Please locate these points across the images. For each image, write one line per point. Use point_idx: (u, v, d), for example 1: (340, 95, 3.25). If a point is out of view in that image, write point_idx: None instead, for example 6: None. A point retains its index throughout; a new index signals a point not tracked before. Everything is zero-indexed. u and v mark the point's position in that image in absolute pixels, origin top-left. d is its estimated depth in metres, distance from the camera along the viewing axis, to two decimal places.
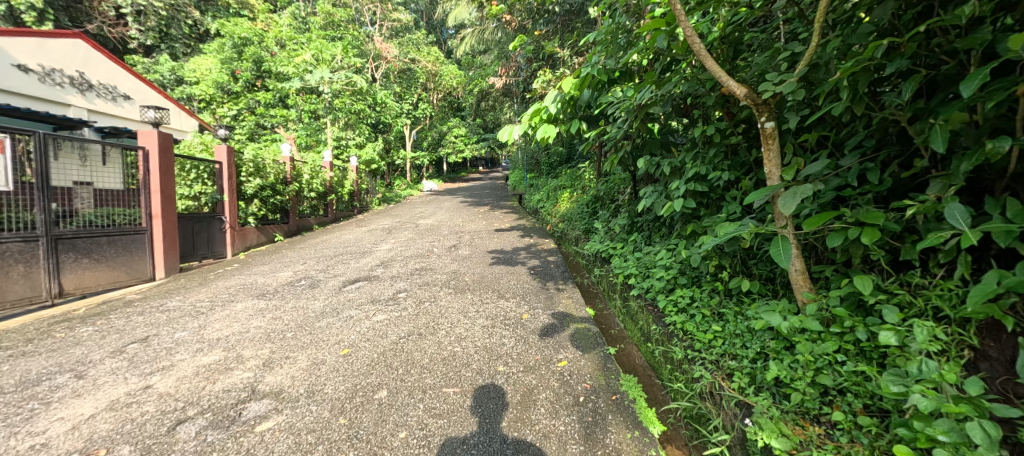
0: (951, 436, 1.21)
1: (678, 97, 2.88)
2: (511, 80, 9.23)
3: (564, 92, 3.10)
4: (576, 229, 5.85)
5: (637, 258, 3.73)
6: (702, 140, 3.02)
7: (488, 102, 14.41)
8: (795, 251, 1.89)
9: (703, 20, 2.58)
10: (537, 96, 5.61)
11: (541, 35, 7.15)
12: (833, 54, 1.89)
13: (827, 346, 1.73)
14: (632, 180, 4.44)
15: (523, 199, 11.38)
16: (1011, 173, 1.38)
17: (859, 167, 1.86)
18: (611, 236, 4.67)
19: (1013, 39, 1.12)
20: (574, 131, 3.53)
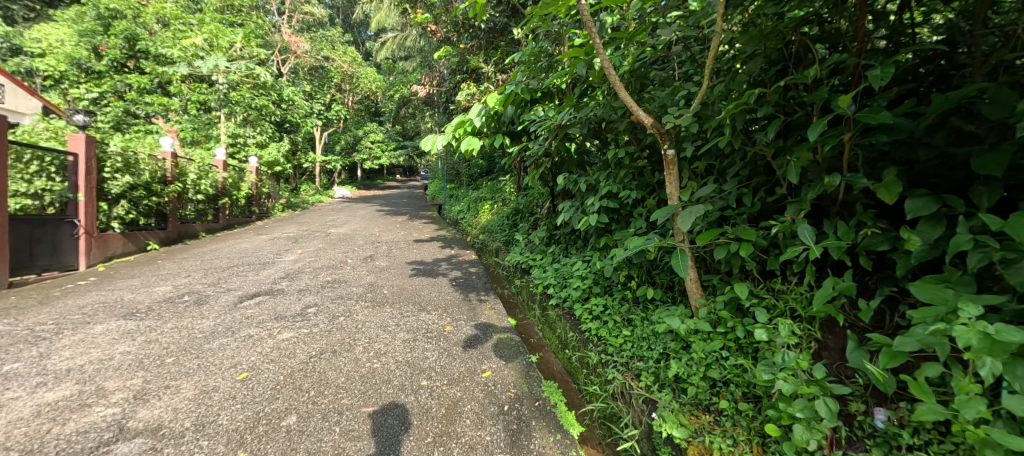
0: (805, 412, 1.46)
1: (594, 121, 3.15)
2: (434, 89, 9.24)
3: (488, 106, 3.23)
4: (497, 241, 5.99)
5: (556, 269, 3.93)
6: (615, 161, 3.32)
7: (409, 109, 14.18)
8: (689, 262, 2.17)
9: (616, 53, 2.87)
10: (460, 106, 5.69)
11: (464, 48, 7.28)
12: (719, 96, 2.25)
13: (715, 344, 2.01)
14: (551, 195, 4.69)
15: (443, 209, 11.33)
16: (841, 201, 1.76)
17: (738, 192, 2.20)
18: (531, 247, 4.85)
19: (841, 98, 1.44)
20: (497, 146, 3.65)
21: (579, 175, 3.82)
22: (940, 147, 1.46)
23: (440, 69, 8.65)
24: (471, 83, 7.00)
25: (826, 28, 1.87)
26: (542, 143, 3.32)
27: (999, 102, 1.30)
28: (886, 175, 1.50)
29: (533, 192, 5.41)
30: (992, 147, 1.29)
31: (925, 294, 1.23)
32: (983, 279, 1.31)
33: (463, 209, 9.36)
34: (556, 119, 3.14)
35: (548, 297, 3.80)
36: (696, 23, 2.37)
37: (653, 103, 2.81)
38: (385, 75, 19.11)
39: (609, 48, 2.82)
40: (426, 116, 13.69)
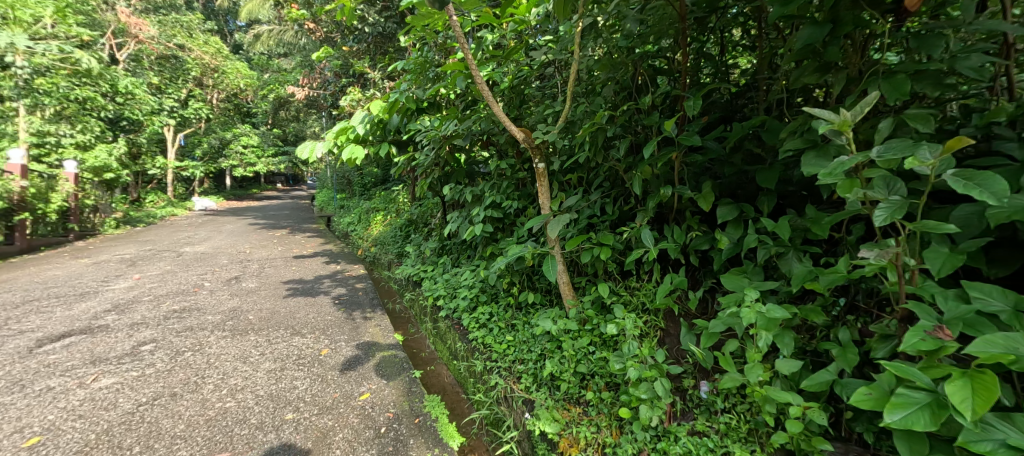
0: (648, 393, 1.64)
1: (477, 133, 3.21)
2: (316, 91, 8.58)
3: (372, 114, 3.12)
4: (389, 253, 5.68)
5: (446, 280, 3.86)
6: (498, 172, 3.42)
7: (290, 110, 12.91)
8: (560, 267, 2.35)
9: (497, 69, 2.98)
10: (344, 112, 5.37)
11: (349, 50, 6.88)
12: (582, 115, 2.47)
13: (583, 340, 2.18)
14: (442, 205, 4.66)
15: (330, 222, 10.47)
16: (675, 208, 2.06)
17: (601, 201, 2.44)
18: (423, 259, 4.69)
19: (667, 123, 1.70)
20: (382, 155, 3.52)
21: (467, 186, 3.83)
22: (738, 165, 1.81)
23: (323, 71, 8.06)
24: (358, 88, 6.66)
25: (661, 62, 2.18)
26: (428, 154, 3.30)
27: (772, 131, 1.66)
28: (704, 186, 1.81)
29: (426, 203, 5.28)
30: (770, 165, 1.64)
31: (730, 283, 1.51)
32: (768, 269, 1.65)
33: (352, 220, 8.74)
34: (440, 131, 3.15)
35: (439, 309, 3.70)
36: (564, 48, 2.58)
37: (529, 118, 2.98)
38: (256, 72, 17.09)
39: (491, 63, 2.92)
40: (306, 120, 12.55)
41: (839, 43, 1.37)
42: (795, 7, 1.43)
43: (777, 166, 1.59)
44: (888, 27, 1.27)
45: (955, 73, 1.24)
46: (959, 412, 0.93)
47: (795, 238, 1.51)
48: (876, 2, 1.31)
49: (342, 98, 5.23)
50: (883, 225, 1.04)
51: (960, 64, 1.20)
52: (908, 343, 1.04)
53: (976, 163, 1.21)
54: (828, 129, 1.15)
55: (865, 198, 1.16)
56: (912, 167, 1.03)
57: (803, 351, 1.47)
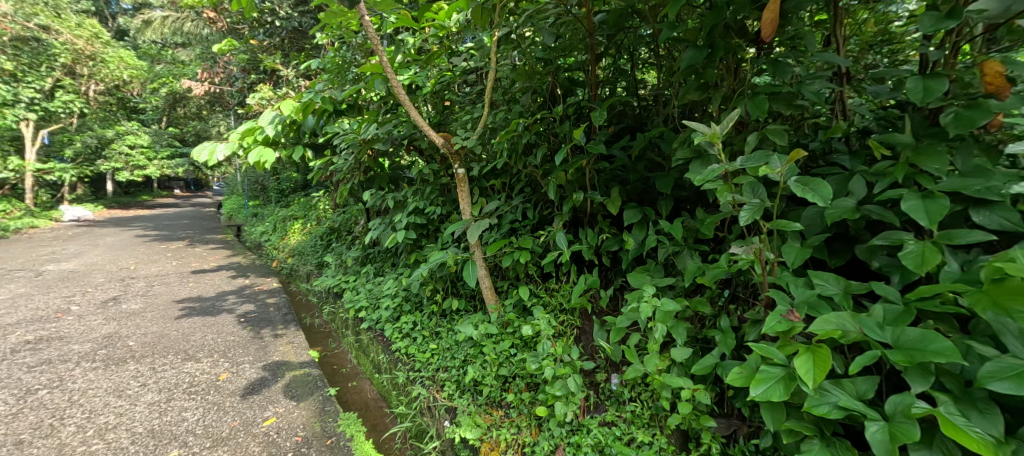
0: (563, 389, 1.71)
1: (398, 137, 3.11)
2: (220, 88, 7.76)
3: (285, 114, 2.81)
4: (308, 264, 5.09)
5: (369, 290, 3.47)
6: (422, 178, 3.31)
7: (192, 107, 11.55)
8: (481, 271, 2.36)
9: (419, 74, 2.92)
10: (252, 111, 4.90)
11: (258, 44, 6.33)
12: (501, 122, 2.49)
13: (504, 343, 2.20)
14: (365, 212, 4.41)
15: (238, 231, 9.46)
16: (588, 212, 2.17)
17: (522, 206, 2.49)
18: (344, 269, 4.22)
19: (575, 132, 1.79)
20: (297, 159, 3.21)
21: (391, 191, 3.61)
22: (641, 172, 1.95)
23: (228, 65, 7.33)
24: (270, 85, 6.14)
25: (573, 74, 2.29)
26: (346, 158, 3.13)
27: (668, 141, 1.82)
28: (612, 191, 1.93)
29: (349, 209, 4.97)
30: (666, 172, 1.80)
31: (634, 280, 1.65)
32: (667, 267, 1.80)
33: (262, 228, 7.90)
34: (359, 135, 3.01)
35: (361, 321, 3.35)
36: (484, 55, 2.60)
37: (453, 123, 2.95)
38: (144, 63, 15.02)
39: (412, 67, 2.85)
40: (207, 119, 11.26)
41: (716, 65, 1.54)
42: (681, 31, 1.59)
43: (672, 173, 1.75)
44: (752, 54, 1.46)
45: (804, 96, 1.47)
46: (804, 382, 1.13)
47: (687, 237, 1.67)
48: (744, 31, 1.51)
49: (249, 95, 4.78)
50: (745, 224, 1.21)
51: (807, 88, 1.42)
52: (768, 326, 1.22)
53: (819, 171, 1.45)
54: (703, 140, 1.30)
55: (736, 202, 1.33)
56: (767, 174, 1.21)
57: (695, 339, 1.63)
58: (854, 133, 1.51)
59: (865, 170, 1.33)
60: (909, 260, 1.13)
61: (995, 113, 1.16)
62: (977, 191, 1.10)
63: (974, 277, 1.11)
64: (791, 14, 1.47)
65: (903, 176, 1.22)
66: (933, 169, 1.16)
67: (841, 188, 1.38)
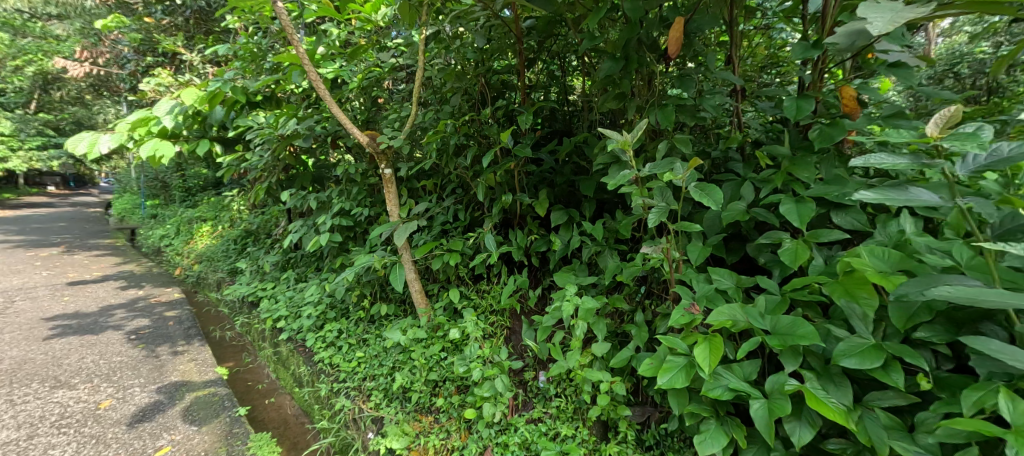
0: (490, 391, 1.73)
1: (321, 133, 2.92)
2: (107, 70, 6.78)
3: (187, 104, 2.56)
4: (217, 271, 4.57)
5: (290, 297, 3.21)
6: (347, 178, 3.10)
7: (71, 91, 9.97)
8: (411, 275, 2.30)
9: (344, 68, 2.77)
10: (148, 98, 4.33)
11: (154, 23, 5.61)
12: (430, 121, 2.44)
13: (434, 348, 2.14)
14: (286, 213, 4.08)
15: (132, 235, 8.31)
16: (518, 214, 2.20)
17: (454, 208, 2.45)
18: (261, 276, 3.86)
19: (502, 135, 1.80)
20: (202, 154, 2.89)
21: (315, 191, 3.36)
22: (567, 175, 2.02)
23: (117, 44, 6.41)
24: (171, 71, 5.47)
25: (503, 77, 2.30)
26: (261, 155, 2.88)
27: (591, 146, 1.91)
28: (539, 194, 1.97)
29: (268, 211, 4.57)
30: (590, 175, 1.88)
31: (560, 279, 1.74)
32: (591, 267, 1.89)
33: (162, 231, 6.99)
34: (275, 130, 2.78)
35: (280, 332, 3.07)
36: (414, 53, 2.54)
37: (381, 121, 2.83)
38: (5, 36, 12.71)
39: (335, 60, 2.70)
40: (90, 105, 9.75)
41: (632, 76, 1.64)
42: (601, 42, 1.68)
43: (594, 177, 1.84)
44: (663, 68, 1.58)
45: (706, 109, 1.63)
46: (701, 368, 1.26)
47: (608, 238, 1.78)
48: (656, 46, 1.63)
49: (144, 80, 4.22)
50: (652, 225, 1.32)
51: (708, 102, 1.58)
52: (673, 319, 1.35)
53: (718, 177, 1.62)
54: (616, 146, 1.39)
55: (647, 205, 1.44)
56: (671, 179, 1.33)
57: (615, 334, 1.73)
58: (748, 143, 1.69)
59: (754, 177, 1.51)
60: (785, 257, 1.30)
61: (850, 131, 1.38)
62: (836, 197, 1.30)
63: (834, 270, 1.30)
64: (696, 33, 1.60)
65: (782, 183, 1.41)
66: (805, 178, 1.35)
67: (735, 193, 1.55)
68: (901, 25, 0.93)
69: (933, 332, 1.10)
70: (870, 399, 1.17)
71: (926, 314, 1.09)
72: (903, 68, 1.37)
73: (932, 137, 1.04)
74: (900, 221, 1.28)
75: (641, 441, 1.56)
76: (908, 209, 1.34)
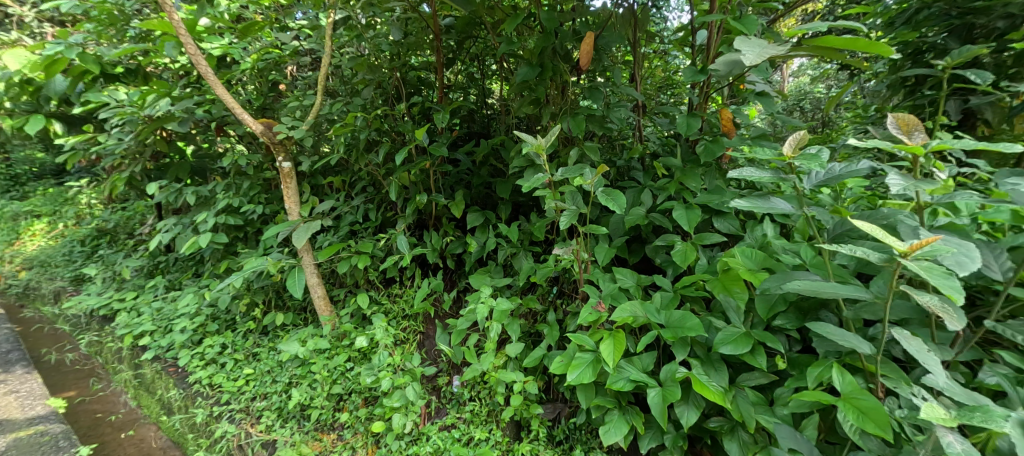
0: (400, 400, 1.66)
1: (203, 118, 2.54)
2: None
3: (15, 71, 2.09)
4: (52, 280, 3.68)
5: (159, 308, 2.73)
6: (236, 171, 2.73)
7: None
8: (313, 280, 2.11)
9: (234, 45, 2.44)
10: None
11: None
12: (338, 114, 2.27)
13: (339, 358, 1.95)
14: (156, 209, 3.47)
15: None
16: (434, 215, 2.13)
17: (364, 207, 2.29)
18: (118, 284, 3.20)
19: (417, 132, 1.74)
20: (34, 134, 2.35)
21: (195, 185, 2.91)
22: (484, 178, 2.02)
23: None
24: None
25: (420, 74, 2.23)
26: (121, 138, 2.43)
27: (508, 149, 1.93)
28: (455, 194, 1.94)
29: (131, 206, 3.86)
30: (506, 178, 1.90)
31: (476, 281, 1.75)
32: (507, 268, 1.91)
33: None
34: (141, 110, 2.38)
35: (144, 350, 2.56)
36: (320, 38, 2.34)
37: (279, 109, 2.55)
38: None
39: (223, 35, 2.37)
40: None
41: (546, 84, 1.70)
42: (518, 47, 1.72)
43: (511, 179, 1.87)
44: (575, 78, 1.67)
45: (612, 121, 1.76)
46: (606, 362, 1.36)
47: (523, 240, 1.82)
48: (569, 57, 1.71)
49: None
50: (564, 226, 1.37)
51: (614, 114, 1.70)
52: (582, 317, 1.43)
53: (622, 184, 1.75)
54: (531, 149, 1.43)
55: (560, 208, 1.50)
56: (581, 184, 1.41)
57: (529, 334, 1.77)
58: (647, 155, 1.86)
59: (652, 185, 1.68)
60: (677, 257, 1.46)
61: (727, 148, 1.59)
62: (717, 204, 1.49)
63: (714, 269, 1.49)
64: (605, 48, 1.72)
65: (674, 191, 1.59)
66: (693, 187, 1.53)
67: (636, 199, 1.69)
68: (767, 60, 1.14)
69: (787, 320, 1.30)
70: (741, 380, 1.35)
71: (782, 304, 1.30)
72: (767, 97, 1.62)
73: (787, 156, 1.24)
74: (764, 226, 1.50)
75: (552, 437, 1.61)
76: (769, 216, 1.58)
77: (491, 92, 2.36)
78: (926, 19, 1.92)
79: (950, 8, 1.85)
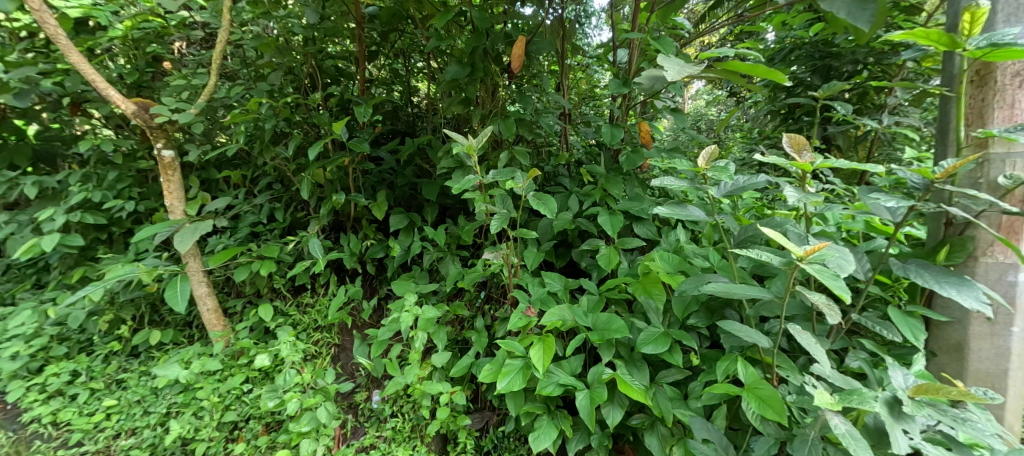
0: (310, 423, 1.49)
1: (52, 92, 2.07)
2: None
3: None
4: None
5: None
6: (98, 159, 2.26)
7: None
8: (201, 289, 1.82)
9: (99, 7, 2.03)
10: None
11: None
12: (237, 99, 1.99)
13: (233, 380, 1.67)
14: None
15: None
16: (352, 216, 1.96)
17: (268, 206, 2.04)
18: None
19: (334, 125, 1.59)
20: None
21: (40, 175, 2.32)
22: (409, 178, 1.92)
23: None
24: None
25: (338, 64, 2.07)
26: None
27: (435, 150, 1.85)
28: (377, 194, 1.81)
29: None
30: (432, 180, 1.83)
31: (399, 288, 1.64)
32: (432, 273, 1.83)
33: None
34: None
35: None
36: (217, 11, 2.05)
37: (160, 88, 2.15)
38: None
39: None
40: None
41: (476, 84, 1.67)
42: (447, 44, 1.66)
43: (438, 181, 1.79)
44: (506, 81, 1.66)
45: (541, 126, 1.78)
46: (536, 368, 1.35)
47: (451, 244, 1.76)
48: (499, 60, 1.70)
49: None
50: (495, 230, 1.34)
51: (542, 120, 1.73)
52: (512, 323, 1.41)
53: (550, 189, 1.78)
54: (461, 150, 1.38)
55: (490, 211, 1.47)
56: (512, 187, 1.39)
57: (455, 341, 1.70)
58: (573, 162, 1.92)
59: (578, 191, 1.74)
60: (602, 261, 1.51)
61: (646, 158, 1.69)
62: (637, 211, 1.58)
63: (635, 272, 1.56)
64: (535, 54, 1.74)
65: (599, 197, 1.66)
66: (615, 193, 1.61)
67: (564, 204, 1.74)
68: (685, 78, 1.23)
69: (698, 319, 1.41)
70: (660, 377, 1.42)
71: (695, 304, 1.40)
72: (679, 114, 1.76)
73: (701, 168, 1.33)
74: (678, 232, 1.62)
75: (479, 448, 1.55)
76: (681, 223, 1.72)
77: (416, 90, 2.26)
78: (798, 58, 2.26)
79: (814, 51, 2.20)
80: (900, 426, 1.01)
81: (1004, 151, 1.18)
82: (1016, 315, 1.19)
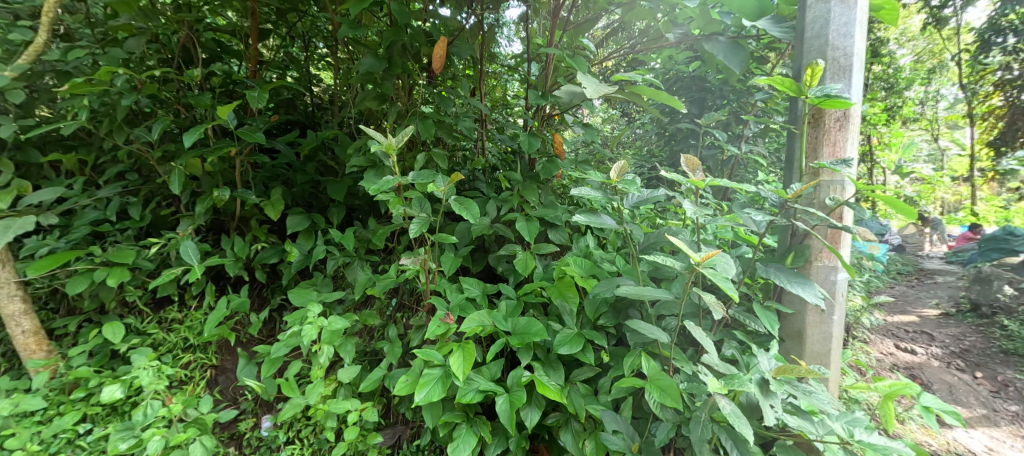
0: None
1: None
2: None
3: None
4: None
5: None
6: None
7: None
8: (13, 305, 1.40)
9: None
10: None
11: None
12: (79, 64, 1.59)
13: (65, 420, 1.31)
14: None
15: None
16: (237, 216, 1.70)
17: (119, 200, 1.66)
18: None
19: (219, 110, 1.35)
20: None
21: None
22: (310, 175, 1.73)
23: None
24: None
25: (221, 38, 1.78)
26: None
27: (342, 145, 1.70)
28: (271, 192, 1.59)
29: None
30: (339, 178, 1.67)
31: (299, 298, 1.46)
32: (336, 281, 1.67)
33: None
34: None
35: None
36: None
37: None
38: None
39: None
40: None
41: (391, 80, 1.58)
42: (361, 34, 1.55)
43: (345, 180, 1.65)
44: (424, 80, 1.60)
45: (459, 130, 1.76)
46: (456, 376, 1.31)
47: (359, 248, 1.63)
48: (418, 58, 1.63)
49: None
50: (415, 235, 1.28)
51: (461, 123, 1.70)
52: (430, 331, 1.35)
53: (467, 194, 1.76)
54: (378, 149, 1.29)
55: (407, 215, 1.39)
56: (433, 190, 1.34)
57: (363, 354, 1.58)
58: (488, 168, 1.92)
59: (495, 197, 1.75)
60: (519, 266, 1.54)
61: (560, 168, 1.78)
62: (552, 217, 1.64)
63: (550, 276, 1.63)
64: (455, 57, 1.72)
65: (516, 203, 1.69)
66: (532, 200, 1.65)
67: (481, 209, 1.73)
68: (602, 97, 1.33)
69: (607, 319, 1.52)
70: (573, 376, 1.49)
71: (604, 306, 1.50)
72: (588, 129, 1.89)
73: (613, 181, 1.45)
74: (587, 238, 1.73)
75: None
76: (589, 230, 1.84)
77: (318, 79, 2.06)
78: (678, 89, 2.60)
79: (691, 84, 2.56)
80: (767, 403, 1.21)
81: (829, 179, 1.50)
82: (836, 306, 1.53)
